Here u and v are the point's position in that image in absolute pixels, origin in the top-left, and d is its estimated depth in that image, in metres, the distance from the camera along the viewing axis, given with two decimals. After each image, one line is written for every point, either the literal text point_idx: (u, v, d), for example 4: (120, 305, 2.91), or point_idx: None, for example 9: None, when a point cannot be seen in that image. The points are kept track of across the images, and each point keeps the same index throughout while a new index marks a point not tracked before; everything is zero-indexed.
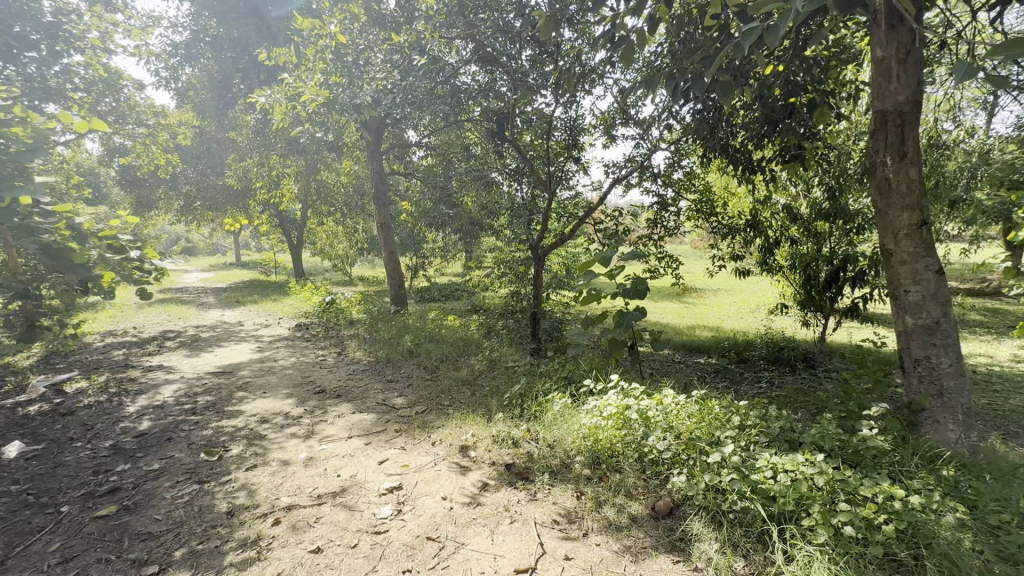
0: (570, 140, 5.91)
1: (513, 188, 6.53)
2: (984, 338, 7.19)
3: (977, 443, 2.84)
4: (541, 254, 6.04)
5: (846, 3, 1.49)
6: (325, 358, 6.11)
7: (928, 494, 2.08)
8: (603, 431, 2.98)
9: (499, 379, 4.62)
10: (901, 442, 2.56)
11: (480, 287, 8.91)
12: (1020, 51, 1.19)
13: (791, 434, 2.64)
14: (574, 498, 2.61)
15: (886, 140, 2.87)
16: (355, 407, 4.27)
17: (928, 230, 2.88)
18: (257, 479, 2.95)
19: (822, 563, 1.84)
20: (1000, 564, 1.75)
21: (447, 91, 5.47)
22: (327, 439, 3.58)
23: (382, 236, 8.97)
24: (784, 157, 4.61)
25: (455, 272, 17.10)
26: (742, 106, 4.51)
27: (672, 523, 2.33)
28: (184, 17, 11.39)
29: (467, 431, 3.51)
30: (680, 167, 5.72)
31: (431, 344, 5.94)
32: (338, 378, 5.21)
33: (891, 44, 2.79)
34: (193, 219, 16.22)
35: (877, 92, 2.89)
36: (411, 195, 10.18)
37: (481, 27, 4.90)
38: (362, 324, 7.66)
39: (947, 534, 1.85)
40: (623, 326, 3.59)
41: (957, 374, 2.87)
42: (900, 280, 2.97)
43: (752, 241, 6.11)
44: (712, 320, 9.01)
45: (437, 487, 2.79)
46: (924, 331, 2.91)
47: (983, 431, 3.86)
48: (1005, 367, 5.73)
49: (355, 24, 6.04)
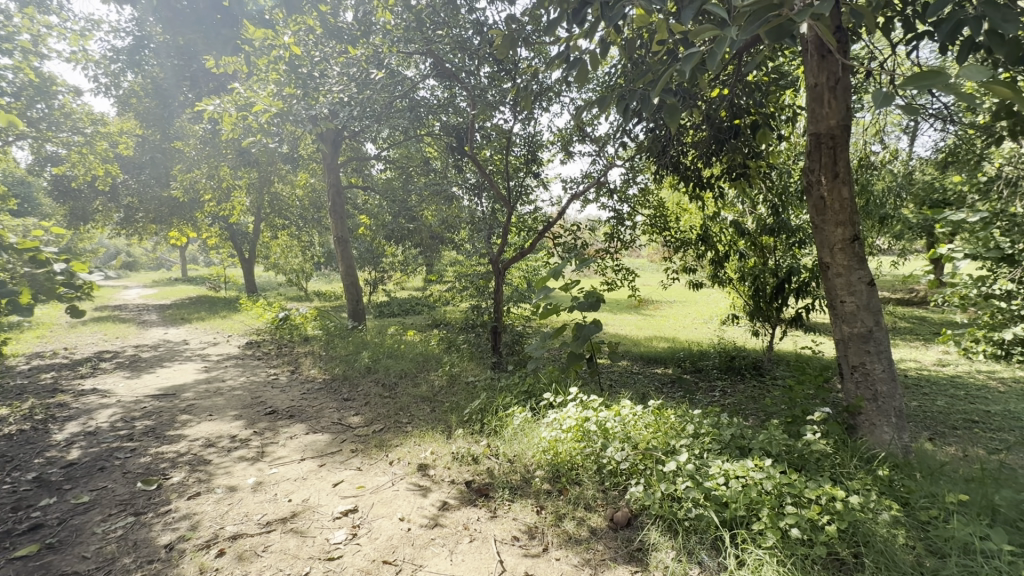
0: (529, 156, 6.00)
1: (473, 203, 6.56)
2: (912, 344, 7.76)
3: (910, 444, 3.03)
4: (501, 268, 6.08)
5: (777, 33, 1.53)
6: (278, 377, 5.88)
7: (866, 493, 2.20)
8: (562, 444, 2.99)
9: (459, 395, 4.57)
10: (841, 445, 2.70)
11: (441, 301, 8.84)
12: (930, 81, 1.31)
13: (742, 441, 2.74)
14: (534, 513, 2.60)
15: (820, 161, 3.08)
16: (308, 427, 4.11)
17: (860, 244, 3.10)
18: (200, 508, 2.78)
19: (771, 565, 1.90)
20: (931, 558, 1.86)
21: (405, 105, 5.53)
22: (278, 461, 3.43)
23: (339, 250, 8.76)
24: (731, 175, 4.84)
25: (415, 287, 16.91)
26: (691, 125, 4.72)
27: (630, 534, 2.36)
28: (127, 22, 10.89)
29: (426, 448, 3.45)
30: (635, 183, 5.91)
31: (390, 360, 5.81)
32: (292, 397, 5.01)
33: (822, 72, 2.99)
34: (134, 232, 15.32)
35: (811, 116, 3.10)
36: (369, 209, 10.02)
37: (440, 43, 5.00)
38: (317, 341, 7.41)
39: (883, 531, 1.97)
40: (581, 339, 3.61)
41: (889, 379, 3.07)
42: (837, 291, 3.16)
43: (704, 255, 6.37)
44: (667, 331, 9.29)
45: (394, 508, 2.72)
46: (859, 339, 3.10)
47: (915, 432, 4.12)
48: (931, 371, 6.20)
49: (311, 38, 5.64)
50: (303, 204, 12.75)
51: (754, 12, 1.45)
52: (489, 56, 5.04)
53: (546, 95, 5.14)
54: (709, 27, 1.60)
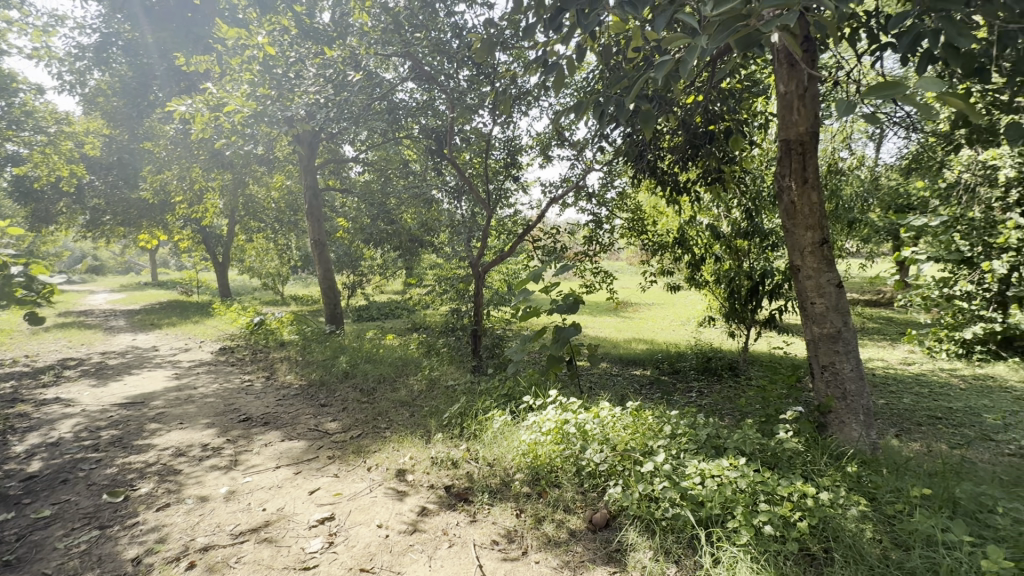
0: (508, 159, 6.02)
1: (452, 206, 6.55)
2: (880, 344, 8.02)
3: (877, 441, 3.13)
4: (480, 271, 6.07)
5: (746, 43, 1.55)
6: (252, 383, 5.74)
7: (836, 489, 2.26)
8: (541, 446, 2.98)
9: (438, 399, 4.54)
10: (812, 443, 2.78)
11: (421, 305, 8.78)
12: (891, 91, 1.36)
13: (717, 440, 2.78)
14: (513, 517, 2.59)
15: (791, 167, 3.17)
16: (284, 434, 4.02)
17: (829, 247, 3.19)
18: (169, 520, 2.69)
19: (745, 563, 1.93)
20: (896, 551, 1.93)
21: (383, 107, 5.63)
22: (252, 469, 3.35)
23: (316, 253, 8.63)
24: (706, 179, 4.94)
25: (395, 290, 16.77)
26: (667, 130, 4.79)
27: (609, 535, 2.37)
28: (94, 18, 10.56)
29: (405, 454, 3.41)
30: (613, 187, 5.98)
31: (368, 365, 5.74)
32: (266, 404, 4.90)
33: (792, 80, 3.09)
34: (100, 235, 14.80)
35: (782, 123, 3.19)
36: (347, 211, 9.90)
37: (418, 45, 4.99)
38: (293, 346, 7.28)
39: (852, 526, 2.02)
40: (561, 342, 3.61)
41: (857, 378, 3.17)
42: (807, 293, 3.26)
43: (680, 258, 6.47)
44: (646, 333, 9.41)
45: (372, 514, 2.68)
46: (828, 339, 3.20)
47: (883, 429, 4.26)
48: (897, 370, 6.42)
49: (285, 38, 5.48)
50: (279, 206, 12.52)
51: (722, 23, 1.49)
52: (468, 59, 5.04)
53: (525, 99, 5.17)
54: (680, 36, 1.63)
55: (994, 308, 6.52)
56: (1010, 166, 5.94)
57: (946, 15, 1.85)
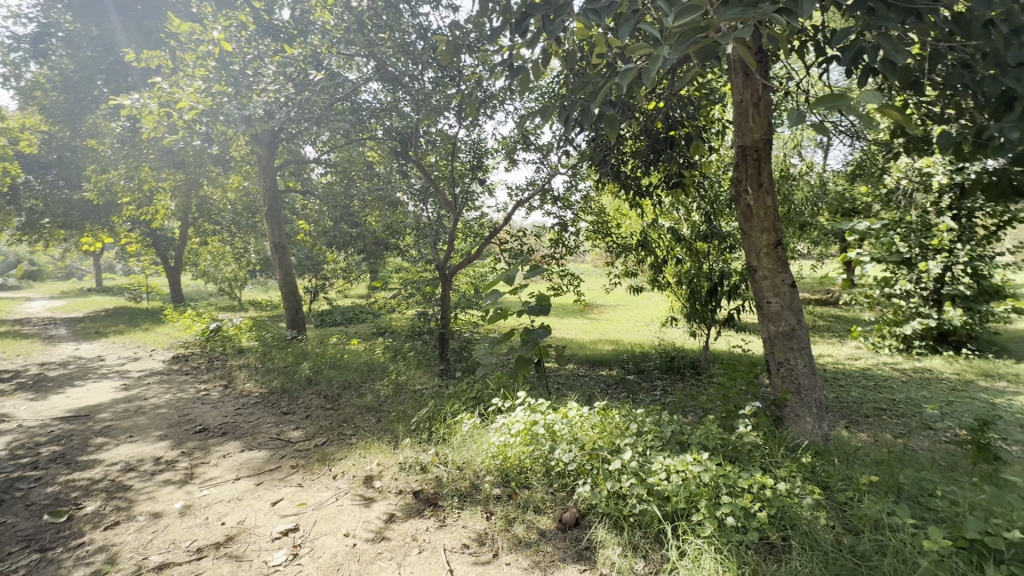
0: (474, 162, 6.00)
1: (418, 208, 6.50)
2: (830, 340, 8.45)
3: (829, 432, 3.30)
4: (447, 274, 6.04)
5: (705, 54, 1.60)
6: (208, 392, 5.50)
7: (793, 480, 2.37)
8: (511, 448, 2.99)
9: (405, 403, 4.47)
10: (769, 436, 2.90)
11: (387, 309, 8.64)
12: (838, 103, 1.44)
13: (681, 436, 2.87)
14: (484, 520, 2.58)
15: (746, 172, 3.31)
16: (243, 445, 3.87)
17: (782, 249, 3.35)
18: (119, 539, 2.54)
19: (709, 554, 2.00)
20: (848, 536, 2.03)
21: (346, 107, 5.54)
22: (209, 482, 3.21)
23: (276, 257, 8.35)
24: (668, 183, 5.09)
25: (359, 294, 16.44)
26: (631, 135, 4.91)
27: (578, 533, 2.40)
28: (31, 8, 9.97)
29: (372, 460, 3.35)
30: (578, 190, 6.07)
31: (332, 370, 5.59)
32: (224, 413, 4.69)
33: (747, 89, 3.23)
34: (37, 239, 13.85)
35: (738, 129, 3.33)
36: (309, 214, 9.64)
37: (381, 46, 4.94)
38: (253, 352, 7.02)
39: (807, 514, 2.12)
40: (529, 343, 3.62)
41: (810, 373, 3.33)
42: (763, 292, 3.40)
43: (644, 260, 6.64)
44: (611, 334, 9.57)
45: (339, 523, 2.61)
46: (783, 337, 3.35)
47: (833, 421, 4.49)
48: (846, 365, 6.77)
49: (242, 35, 5.40)
50: (235, 208, 12.05)
51: (682, 34, 1.53)
52: (434, 61, 5.00)
53: (490, 102, 5.19)
54: (643, 45, 1.68)
55: (930, 305, 6.95)
56: (942, 172, 6.48)
57: (884, 32, 1.98)
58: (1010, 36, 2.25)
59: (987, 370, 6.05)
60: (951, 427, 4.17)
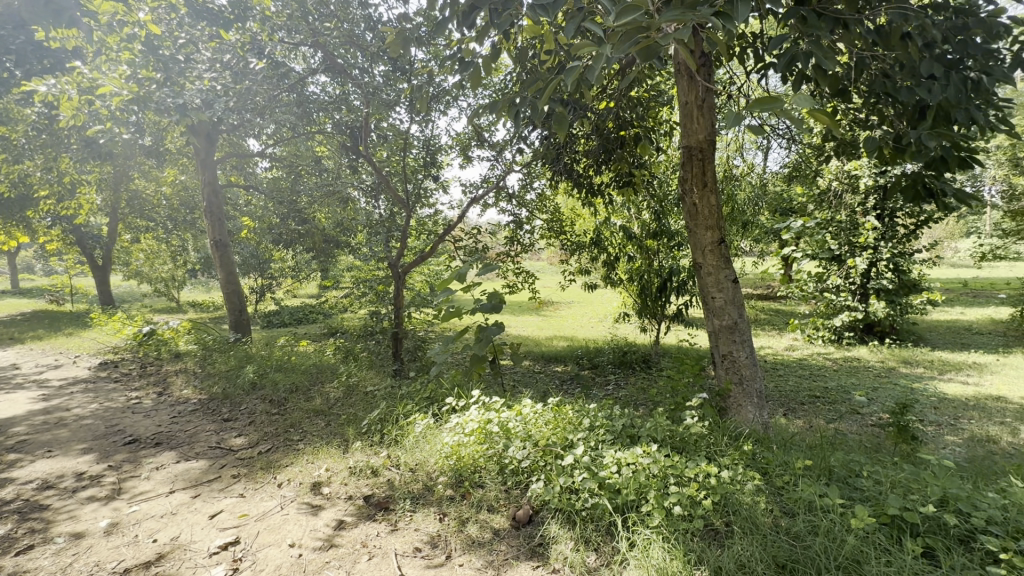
0: (428, 159, 5.88)
1: (370, 205, 6.33)
2: (770, 333, 8.92)
3: (768, 420, 3.48)
4: (400, 273, 5.92)
5: (646, 54, 1.61)
6: (141, 400, 5.13)
7: (735, 467, 2.47)
8: (465, 447, 2.95)
9: (357, 406, 4.35)
10: (714, 426, 3.02)
11: (338, 308, 8.37)
12: (772, 104, 1.49)
13: (632, 430, 2.93)
14: (437, 522, 2.54)
15: (692, 172, 3.42)
16: (179, 455, 3.63)
17: (726, 246, 3.49)
18: (33, 565, 2.32)
19: (657, 543, 2.05)
20: (785, 518, 2.13)
21: (292, 99, 5.40)
22: (140, 497, 2.99)
23: (216, 255, 7.89)
24: (619, 182, 5.20)
25: (309, 294, 15.86)
26: (583, 134, 4.97)
27: (531, 530, 2.41)
28: None
29: (320, 466, 3.22)
30: (532, 188, 6.09)
31: (278, 373, 5.34)
32: (158, 423, 4.39)
33: (692, 91, 3.33)
34: None
35: (683, 130, 3.43)
36: (252, 210, 9.18)
37: (328, 36, 4.81)
38: (192, 356, 6.61)
39: (748, 499, 2.22)
40: (484, 341, 3.57)
41: (751, 365, 3.49)
42: (708, 288, 3.53)
43: (597, 258, 6.76)
44: (567, 331, 9.68)
45: (284, 533, 2.50)
46: (727, 330, 3.49)
47: (773, 410, 4.74)
48: (784, 355, 7.18)
49: (173, 18, 5.07)
50: (170, 204, 11.28)
51: (624, 34, 1.55)
52: (382, 53, 4.86)
53: (442, 98, 5.12)
54: (587, 44, 1.68)
55: (857, 299, 7.47)
56: (868, 175, 7.01)
57: (814, 39, 2.08)
58: (923, 48, 2.44)
59: (906, 358, 6.58)
60: (876, 411, 4.51)
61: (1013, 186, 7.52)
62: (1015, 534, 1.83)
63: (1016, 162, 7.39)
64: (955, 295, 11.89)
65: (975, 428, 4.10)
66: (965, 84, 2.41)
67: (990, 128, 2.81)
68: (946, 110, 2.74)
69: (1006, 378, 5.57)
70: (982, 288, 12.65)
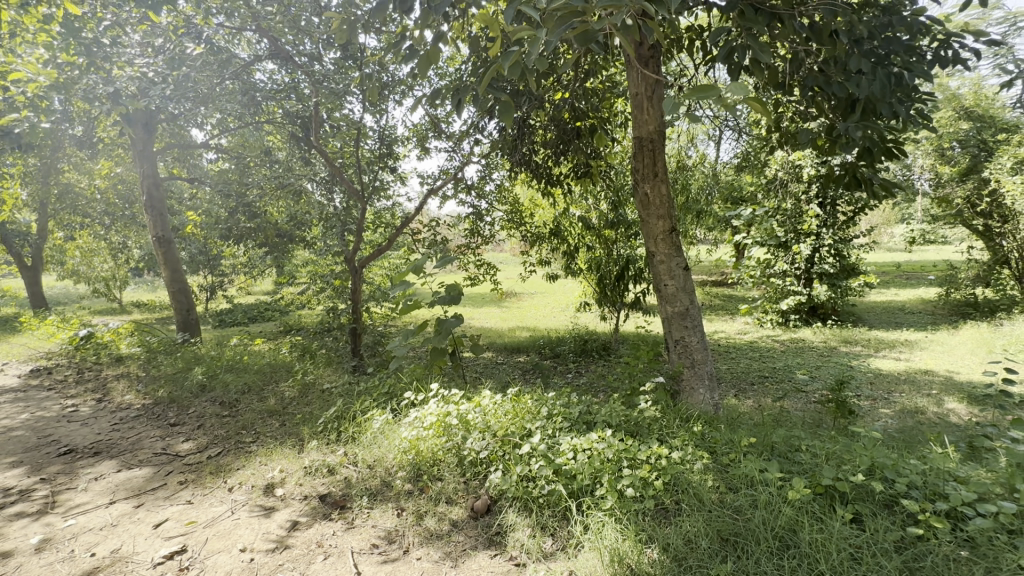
0: (384, 150, 5.73)
1: (326, 198, 6.15)
2: (724, 317, 9.28)
3: (718, 401, 3.63)
4: (357, 266, 5.77)
5: (584, 40, 1.60)
6: (77, 409, 4.81)
7: (685, 447, 2.56)
8: (424, 442, 2.92)
9: (313, 404, 4.24)
10: (667, 408, 3.12)
11: (294, 305, 8.10)
12: (705, 95, 1.49)
13: (588, 416, 2.99)
14: (394, 517, 2.53)
15: (643, 161, 3.50)
16: (120, 464, 3.44)
17: (677, 235, 3.60)
18: None
19: (611, 525, 2.11)
20: (729, 493, 2.21)
21: (237, 87, 5.18)
22: (76, 510, 2.82)
23: (160, 252, 7.45)
24: (577, 173, 5.23)
25: (262, 291, 15.31)
26: (541, 125, 4.97)
27: (490, 520, 2.43)
28: None
29: (274, 467, 3.12)
30: (492, 178, 6.06)
31: (230, 375, 5.12)
32: (97, 431, 4.14)
33: (642, 82, 3.40)
34: None
35: (634, 121, 3.50)
36: (198, 204, 8.74)
37: (273, 23, 4.61)
38: (134, 359, 6.24)
39: (696, 477, 2.30)
40: (444, 334, 3.51)
41: (702, 349, 3.62)
42: (661, 276, 3.62)
43: (557, 248, 6.91)
44: (529, 321, 9.75)
45: (234, 539, 2.42)
46: (678, 316, 3.61)
47: (726, 391, 4.94)
48: (736, 339, 7.48)
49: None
50: (106, 197, 10.54)
51: (560, 18, 1.55)
52: (331, 40, 4.71)
53: (396, 88, 5.04)
54: (524, 27, 1.66)
55: (802, 283, 7.86)
56: (810, 165, 7.44)
57: (751, 32, 2.14)
58: (851, 45, 2.58)
59: (846, 337, 7.00)
60: (818, 389, 4.80)
61: (938, 174, 8.11)
62: (931, 496, 2.00)
63: (940, 153, 8.00)
64: (889, 277, 12.73)
65: (906, 401, 4.41)
66: (889, 79, 2.55)
67: (914, 121, 3.01)
68: (874, 104, 2.90)
69: (933, 353, 6.02)
70: (912, 271, 13.60)
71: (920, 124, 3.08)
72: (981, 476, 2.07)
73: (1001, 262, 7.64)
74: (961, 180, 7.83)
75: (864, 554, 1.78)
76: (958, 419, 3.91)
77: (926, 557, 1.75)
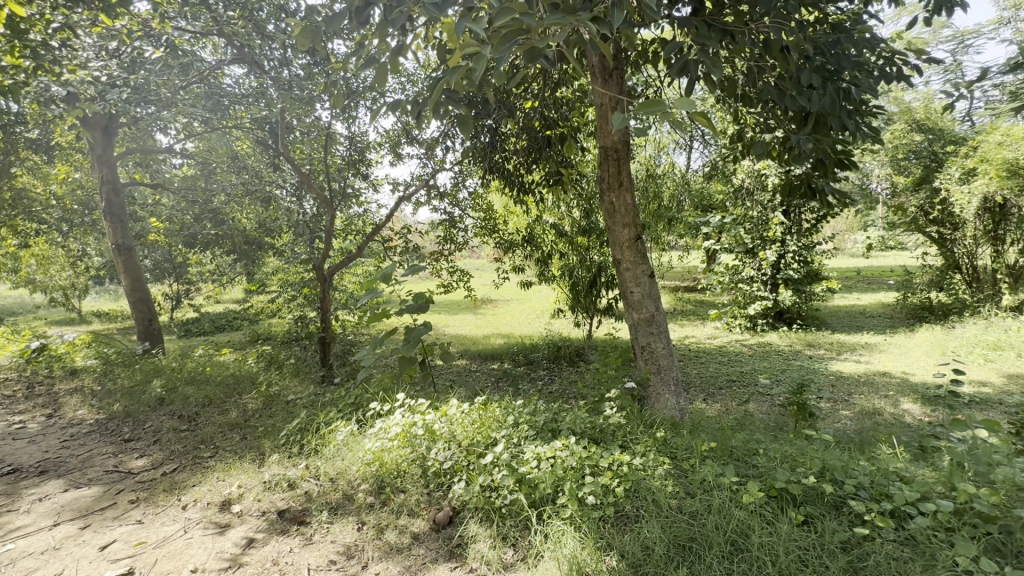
0: (355, 156, 5.68)
1: (295, 204, 6.04)
2: (695, 322, 9.45)
3: (684, 406, 3.70)
4: (326, 275, 5.65)
5: (531, 55, 1.62)
6: (24, 426, 4.56)
7: (647, 454, 2.59)
8: (388, 453, 2.88)
9: (277, 416, 4.13)
10: (632, 414, 3.16)
11: (262, 314, 7.90)
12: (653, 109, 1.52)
13: (554, 424, 2.99)
14: (355, 531, 2.48)
15: (609, 171, 3.55)
16: (67, 483, 3.29)
17: (642, 243, 3.66)
18: None
19: (571, 532, 2.11)
20: (686, 498, 2.24)
21: (201, 91, 5.07)
22: (16, 533, 2.68)
23: (120, 260, 7.19)
24: (548, 181, 5.28)
25: (231, 299, 14.89)
26: (512, 133, 5.00)
27: (451, 531, 2.41)
28: None
29: (232, 483, 3.03)
30: (464, 186, 6.06)
31: (191, 387, 4.96)
32: (45, 449, 3.95)
33: (606, 93, 3.46)
34: None
35: (599, 131, 3.56)
36: (161, 210, 8.47)
37: (237, 27, 4.53)
38: (89, 372, 5.98)
39: (656, 483, 2.33)
40: (412, 343, 3.48)
41: (668, 354, 3.68)
42: (627, 283, 3.67)
43: (530, 255, 6.93)
44: (504, 329, 9.73)
45: (185, 559, 2.33)
46: (645, 323, 3.66)
47: (695, 396, 5.02)
48: (705, 344, 7.61)
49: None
50: (63, 203, 10.11)
51: (506, 35, 1.58)
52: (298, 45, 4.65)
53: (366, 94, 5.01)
54: (472, 43, 1.69)
55: (768, 288, 8.07)
56: (774, 174, 7.67)
57: (703, 48, 2.20)
58: (801, 61, 2.68)
59: (811, 341, 7.20)
60: (782, 392, 4.91)
61: (895, 184, 8.46)
62: (878, 496, 2.07)
63: (896, 164, 8.36)
64: (852, 283, 13.19)
65: (864, 403, 4.56)
66: (837, 94, 2.66)
67: (862, 134, 3.13)
68: (824, 117, 3.01)
69: (891, 356, 6.25)
70: (874, 277, 14.10)
71: (868, 137, 3.22)
72: (924, 475, 2.15)
73: (953, 267, 7.94)
74: (915, 190, 8.20)
75: (811, 555, 1.83)
76: (913, 420, 4.06)
77: (869, 556, 1.81)
